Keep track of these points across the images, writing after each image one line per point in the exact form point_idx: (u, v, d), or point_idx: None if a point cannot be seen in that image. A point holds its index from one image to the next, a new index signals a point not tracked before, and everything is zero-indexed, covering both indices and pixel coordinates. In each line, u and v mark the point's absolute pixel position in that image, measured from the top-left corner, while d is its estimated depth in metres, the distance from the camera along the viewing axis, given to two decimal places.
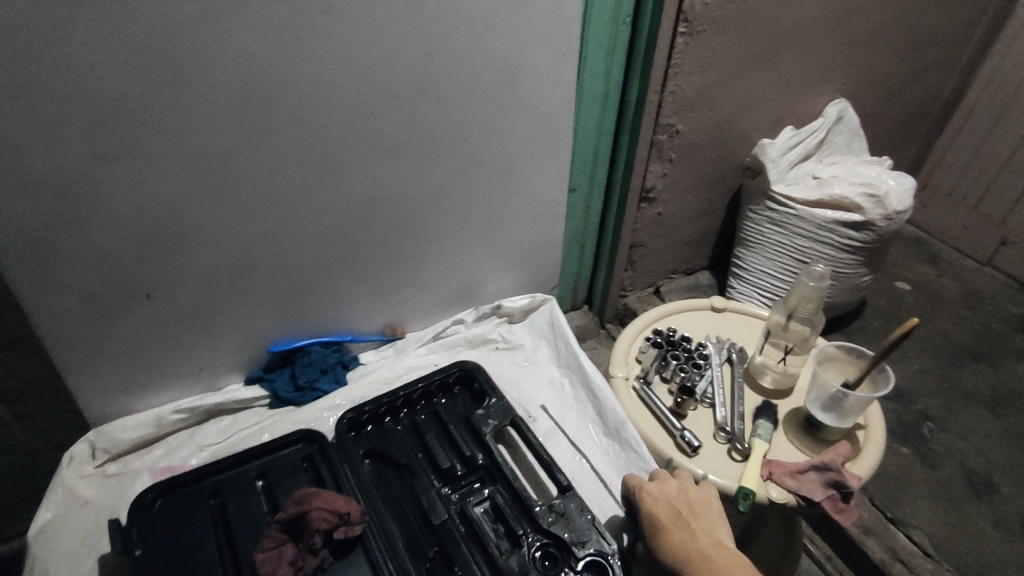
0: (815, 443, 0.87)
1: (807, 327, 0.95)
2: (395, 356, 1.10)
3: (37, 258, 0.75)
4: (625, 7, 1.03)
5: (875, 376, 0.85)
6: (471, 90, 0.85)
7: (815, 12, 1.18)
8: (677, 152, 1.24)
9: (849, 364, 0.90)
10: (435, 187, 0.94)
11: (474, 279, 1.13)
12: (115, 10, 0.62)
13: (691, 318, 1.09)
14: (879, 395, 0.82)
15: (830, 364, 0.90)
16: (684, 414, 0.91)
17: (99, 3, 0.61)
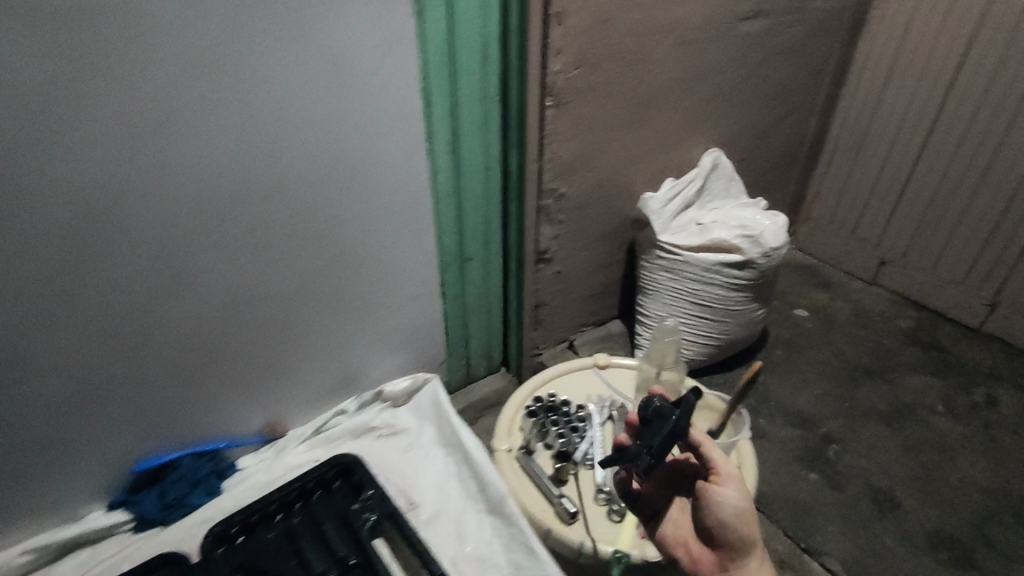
0: None
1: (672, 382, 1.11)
2: (276, 456, 1.07)
3: None
4: (491, 85, 1.08)
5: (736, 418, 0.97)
6: (318, 178, 0.90)
7: (674, 75, 1.28)
8: (565, 214, 1.30)
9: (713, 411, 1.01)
10: (301, 274, 0.96)
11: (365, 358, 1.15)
12: None
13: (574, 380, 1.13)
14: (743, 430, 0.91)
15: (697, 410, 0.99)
16: (565, 481, 0.95)
17: None
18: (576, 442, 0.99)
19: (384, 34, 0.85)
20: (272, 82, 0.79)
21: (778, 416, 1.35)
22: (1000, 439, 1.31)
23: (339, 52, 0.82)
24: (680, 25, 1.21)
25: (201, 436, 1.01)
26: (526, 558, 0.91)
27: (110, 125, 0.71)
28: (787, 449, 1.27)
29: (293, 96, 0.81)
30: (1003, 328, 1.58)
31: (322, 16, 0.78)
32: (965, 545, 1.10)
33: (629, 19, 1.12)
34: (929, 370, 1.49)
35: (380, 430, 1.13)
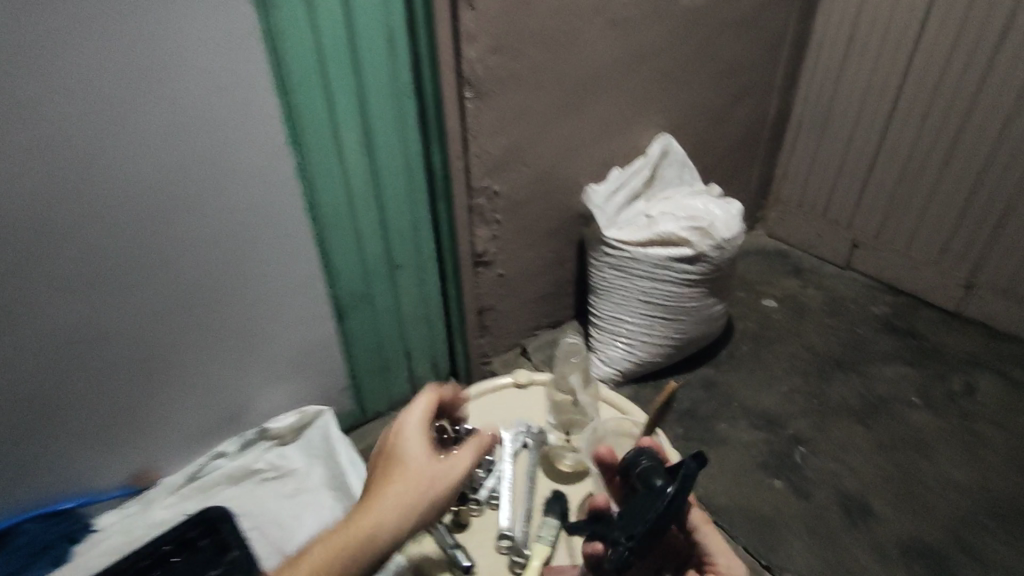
0: None
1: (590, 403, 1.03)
2: (140, 510, 0.97)
3: None
4: (405, 79, 0.97)
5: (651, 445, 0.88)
6: (163, 196, 0.81)
7: (610, 57, 1.18)
8: (502, 214, 1.21)
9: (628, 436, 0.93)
10: (163, 302, 0.87)
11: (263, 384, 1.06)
12: None
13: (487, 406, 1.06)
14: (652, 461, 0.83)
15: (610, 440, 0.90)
16: (463, 525, 0.88)
17: None
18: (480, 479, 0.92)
19: (229, 32, 0.76)
20: (94, 90, 0.70)
21: (742, 418, 1.26)
22: (979, 432, 1.23)
23: (174, 53, 0.74)
24: (610, 3, 1.11)
25: (70, 487, 0.93)
26: None
27: None
28: (752, 455, 1.19)
29: (124, 105, 0.73)
30: (982, 311, 1.50)
31: (146, 10, 0.70)
32: (943, 556, 1.03)
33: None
34: (906, 360, 1.40)
35: (264, 474, 1.05)
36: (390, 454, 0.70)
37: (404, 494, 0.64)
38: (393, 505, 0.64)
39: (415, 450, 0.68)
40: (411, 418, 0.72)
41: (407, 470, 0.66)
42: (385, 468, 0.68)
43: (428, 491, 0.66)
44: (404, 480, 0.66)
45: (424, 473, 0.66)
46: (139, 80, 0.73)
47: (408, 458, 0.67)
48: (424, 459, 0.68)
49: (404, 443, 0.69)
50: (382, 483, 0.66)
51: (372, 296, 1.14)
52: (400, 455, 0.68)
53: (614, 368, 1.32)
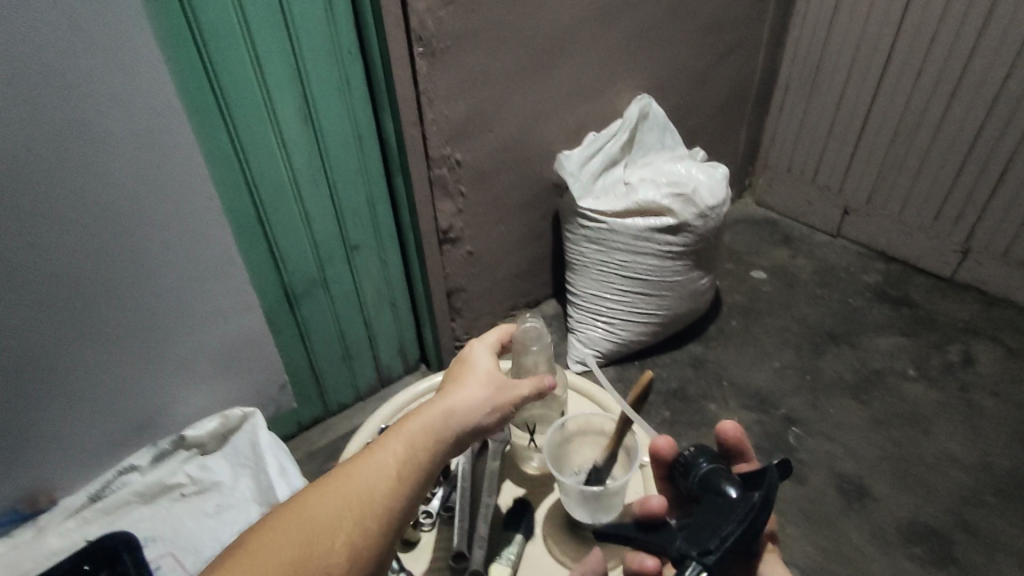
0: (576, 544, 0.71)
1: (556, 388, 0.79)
2: (31, 540, 0.74)
3: None
4: (345, 36, 0.86)
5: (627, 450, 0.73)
6: (33, 170, 0.62)
7: (579, 9, 1.06)
8: (466, 186, 1.10)
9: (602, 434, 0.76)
10: (41, 298, 0.67)
11: (194, 404, 0.88)
12: None
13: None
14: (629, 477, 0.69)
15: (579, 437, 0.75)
16: (411, 544, 0.72)
17: None
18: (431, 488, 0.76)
19: None
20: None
21: (732, 399, 1.18)
22: (979, 403, 1.16)
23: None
24: None
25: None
26: None
27: None
28: None
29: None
30: (976, 276, 1.43)
31: None
32: (946, 537, 0.97)
33: None
34: (900, 330, 1.32)
35: (186, 489, 0.82)
36: (457, 368, 0.63)
37: (477, 391, 0.57)
38: (465, 398, 0.56)
39: (484, 358, 0.62)
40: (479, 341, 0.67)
41: (475, 375, 0.60)
42: (451, 380, 0.61)
43: (501, 394, 0.58)
44: (477, 380, 0.59)
45: (498, 375, 0.60)
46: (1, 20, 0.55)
47: (478, 365, 0.61)
48: (494, 366, 0.61)
49: (470, 357, 0.63)
50: (450, 387, 0.59)
51: (328, 280, 1.04)
52: (468, 364, 0.62)
53: (595, 350, 1.23)
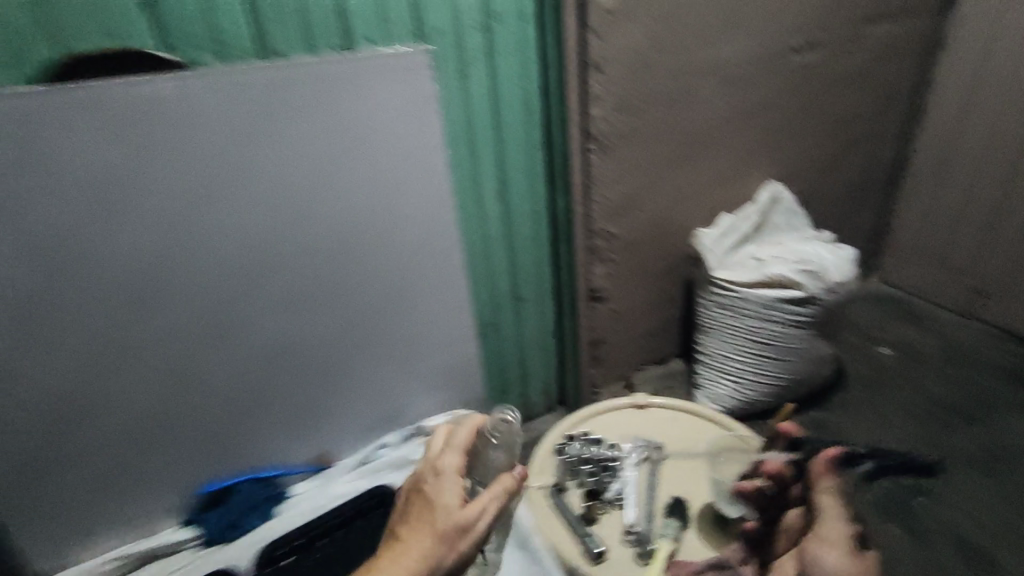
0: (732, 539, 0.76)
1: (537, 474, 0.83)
2: (323, 487, 0.87)
3: None
4: (535, 134, 1.12)
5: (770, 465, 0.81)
6: (349, 244, 0.81)
7: (719, 113, 1.26)
8: (616, 253, 1.30)
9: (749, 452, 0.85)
10: (341, 330, 0.85)
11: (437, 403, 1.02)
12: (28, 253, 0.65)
13: (615, 416, 0.93)
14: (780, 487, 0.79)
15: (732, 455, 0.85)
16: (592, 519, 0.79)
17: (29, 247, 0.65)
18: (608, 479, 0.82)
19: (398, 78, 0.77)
20: (275, 141, 0.72)
21: None
22: None
23: (362, 103, 0.76)
24: (726, 61, 1.20)
25: (245, 462, 0.85)
26: None
27: (179, 196, 0.69)
28: (868, 500, 1.17)
29: (297, 142, 0.74)
30: None
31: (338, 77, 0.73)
32: None
33: (671, 61, 1.13)
34: None
35: (416, 470, 0.90)
36: (422, 497, 0.72)
37: (431, 540, 0.68)
38: (418, 547, 0.67)
39: (444, 495, 0.70)
40: (444, 463, 0.74)
41: (434, 518, 0.68)
42: (417, 511, 0.71)
43: (449, 543, 0.68)
44: (430, 528, 0.68)
45: (452, 519, 0.69)
46: (314, 136, 0.74)
47: (438, 502, 0.70)
48: (453, 507, 0.70)
49: (432, 488, 0.71)
50: (411, 526, 0.69)
51: (500, 325, 1.27)
52: (430, 501, 0.71)
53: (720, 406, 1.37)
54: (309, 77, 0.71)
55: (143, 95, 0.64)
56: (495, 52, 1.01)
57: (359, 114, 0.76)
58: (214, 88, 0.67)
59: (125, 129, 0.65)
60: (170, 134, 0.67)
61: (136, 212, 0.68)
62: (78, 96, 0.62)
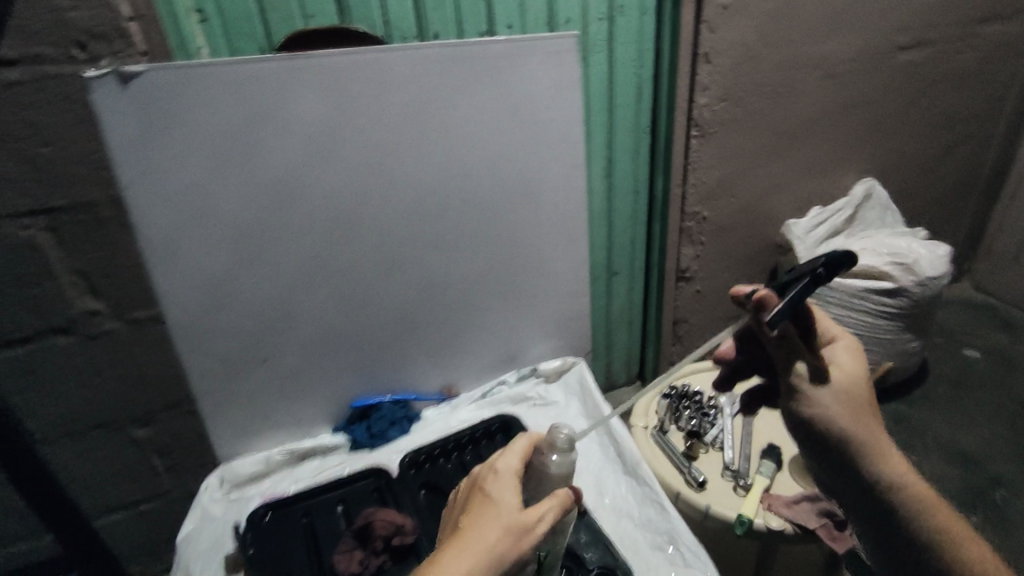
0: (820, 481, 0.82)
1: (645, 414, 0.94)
2: (450, 412, 0.95)
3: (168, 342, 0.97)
4: (643, 118, 1.21)
5: None
6: (491, 200, 0.86)
7: (822, 106, 1.31)
8: (706, 236, 1.37)
9: None
10: (478, 275, 0.91)
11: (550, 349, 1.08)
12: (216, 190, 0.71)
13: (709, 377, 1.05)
14: None
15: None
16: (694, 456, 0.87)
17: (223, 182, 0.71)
18: (707, 426, 0.91)
19: (556, 52, 0.81)
20: (439, 99, 0.77)
21: (935, 453, 1.28)
22: None
23: (532, 80, 0.81)
24: (831, 58, 1.25)
25: (387, 385, 0.94)
26: (658, 513, 0.74)
27: (360, 145, 0.75)
28: (946, 488, 1.21)
29: (471, 113, 0.79)
30: None
31: (499, 52, 0.78)
32: None
33: (778, 55, 1.19)
34: None
35: (534, 403, 0.96)
36: (480, 495, 0.62)
37: (494, 541, 0.56)
38: (476, 551, 0.56)
39: (505, 492, 0.61)
40: (506, 463, 0.64)
41: (497, 513, 0.59)
42: (476, 506, 0.61)
43: (516, 545, 0.57)
44: (492, 523, 0.58)
45: (517, 517, 0.58)
46: (472, 97, 0.79)
47: (500, 501, 0.60)
48: (515, 507, 0.60)
49: (493, 484, 0.62)
50: (470, 522, 0.59)
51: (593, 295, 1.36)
52: (489, 498, 0.61)
53: None
54: (478, 52, 0.77)
55: (352, 64, 0.71)
56: (615, 39, 1.08)
57: (526, 88, 0.81)
58: (396, 54, 0.73)
59: (336, 94, 0.72)
60: (370, 102, 0.74)
61: (321, 156, 0.74)
62: (301, 66, 0.69)
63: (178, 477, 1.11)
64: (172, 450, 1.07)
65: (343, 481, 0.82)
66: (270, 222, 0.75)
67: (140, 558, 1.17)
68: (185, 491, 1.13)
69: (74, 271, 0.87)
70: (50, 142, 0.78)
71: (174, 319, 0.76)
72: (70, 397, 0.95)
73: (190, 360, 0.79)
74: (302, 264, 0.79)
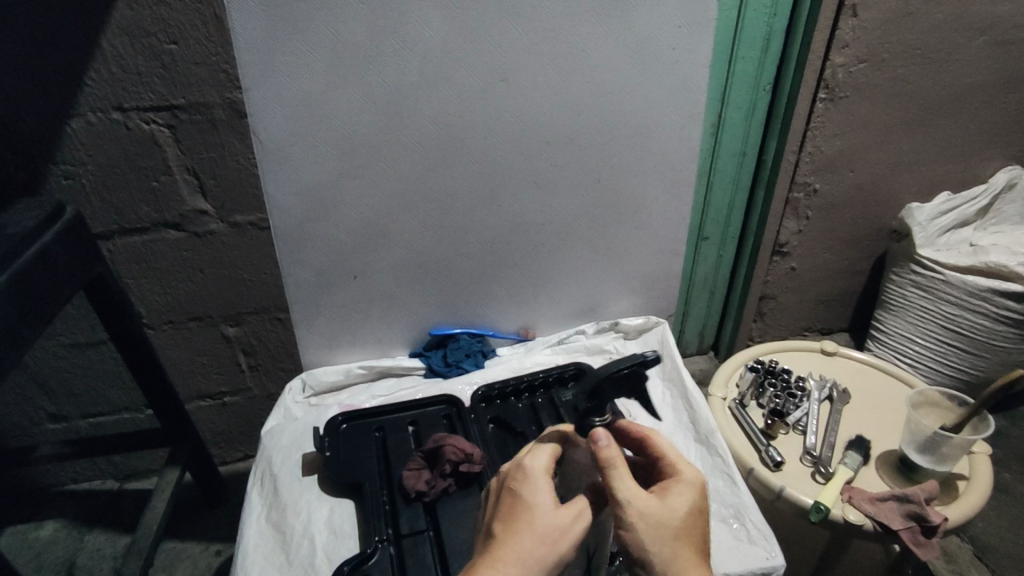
0: (905, 483, 0.77)
1: (723, 387, 0.90)
2: (525, 352, 0.95)
3: (264, 246, 1.01)
4: (765, 76, 1.07)
5: (977, 422, 0.77)
6: (595, 139, 0.83)
7: (978, 78, 1.16)
8: (814, 210, 1.26)
9: (950, 412, 0.81)
10: (569, 217, 0.89)
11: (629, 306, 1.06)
12: (325, 104, 0.73)
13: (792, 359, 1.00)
14: (978, 437, 0.74)
15: (926, 410, 0.83)
16: (772, 436, 0.83)
17: (332, 96, 0.72)
18: (791, 407, 0.86)
19: None
20: (562, 27, 0.74)
21: None
22: None
23: (660, 18, 0.76)
24: (998, 24, 1.09)
25: (466, 319, 0.95)
26: (726, 485, 0.72)
27: (475, 67, 0.74)
28: None
29: (593, 47, 0.76)
30: None
31: None
32: None
33: (937, 14, 1.05)
34: None
35: (609, 356, 0.95)
36: (509, 498, 0.54)
37: (532, 548, 0.49)
38: (511, 560, 0.49)
39: (539, 494, 0.53)
40: (534, 459, 0.55)
41: (528, 518, 0.51)
42: (505, 511, 0.53)
43: (555, 548, 0.50)
44: (528, 529, 0.50)
45: (553, 518, 0.51)
46: (596, 28, 0.75)
47: (533, 502, 0.52)
48: (549, 508, 0.52)
49: (523, 485, 0.54)
50: (501, 529, 0.51)
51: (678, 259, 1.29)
52: (521, 501, 0.53)
53: None
54: None
55: None
56: None
57: (653, 25, 0.76)
58: None
59: (457, 13, 0.70)
60: (493, 27, 0.72)
61: (436, 78, 0.74)
62: None
63: (260, 378, 1.17)
64: (257, 350, 1.13)
65: (413, 402, 0.84)
66: (377, 138, 0.76)
67: (220, 443, 1.26)
68: (265, 392, 1.20)
69: (185, 169, 0.91)
70: (176, 40, 0.80)
71: (278, 221, 0.80)
72: (174, 288, 1.02)
73: (288, 265, 0.83)
74: (404, 182, 0.80)
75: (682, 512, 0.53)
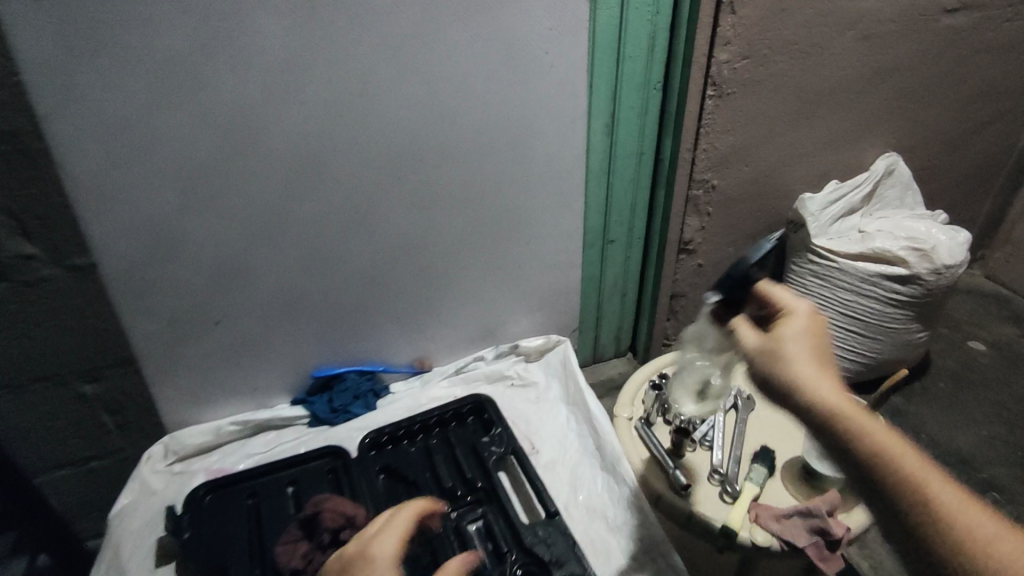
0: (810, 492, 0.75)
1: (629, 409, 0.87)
2: (420, 388, 0.89)
3: None
4: (655, 72, 1.04)
5: None
6: (472, 152, 0.77)
7: (853, 70, 1.18)
8: (714, 206, 1.25)
9: None
10: (456, 238, 0.82)
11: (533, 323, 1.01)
12: (145, 131, 0.62)
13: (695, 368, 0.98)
14: None
15: None
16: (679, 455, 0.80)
17: (152, 120, 0.61)
18: (697, 422, 0.84)
19: None
20: (417, 32, 0.66)
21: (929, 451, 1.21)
22: None
23: (528, 20, 0.70)
24: (865, 17, 1.12)
25: (353, 356, 0.87)
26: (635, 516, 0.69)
27: (322, 82, 0.65)
28: None
29: (457, 52, 0.69)
30: None
31: None
32: None
33: (810, 8, 1.06)
34: None
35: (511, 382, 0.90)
36: None
37: None
38: None
39: None
40: (382, 546, 0.54)
41: None
42: None
43: None
44: None
45: None
46: (457, 33, 0.68)
47: None
48: None
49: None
50: None
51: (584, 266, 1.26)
52: None
53: None
54: None
55: None
56: None
57: (520, 29, 0.70)
58: None
59: (290, 19, 0.61)
60: (338, 32, 0.63)
61: (278, 96, 0.64)
62: None
63: None
64: None
65: (293, 460, 0.75)
66: (218, 166, 0.66)
67: None
68: None
69: None
70: None
71: (109, 268, 0.68)
72: None
73: (130, 316, 0.72)
74: (258, 213, 0.71)
75: (796, 331, 0.51)
